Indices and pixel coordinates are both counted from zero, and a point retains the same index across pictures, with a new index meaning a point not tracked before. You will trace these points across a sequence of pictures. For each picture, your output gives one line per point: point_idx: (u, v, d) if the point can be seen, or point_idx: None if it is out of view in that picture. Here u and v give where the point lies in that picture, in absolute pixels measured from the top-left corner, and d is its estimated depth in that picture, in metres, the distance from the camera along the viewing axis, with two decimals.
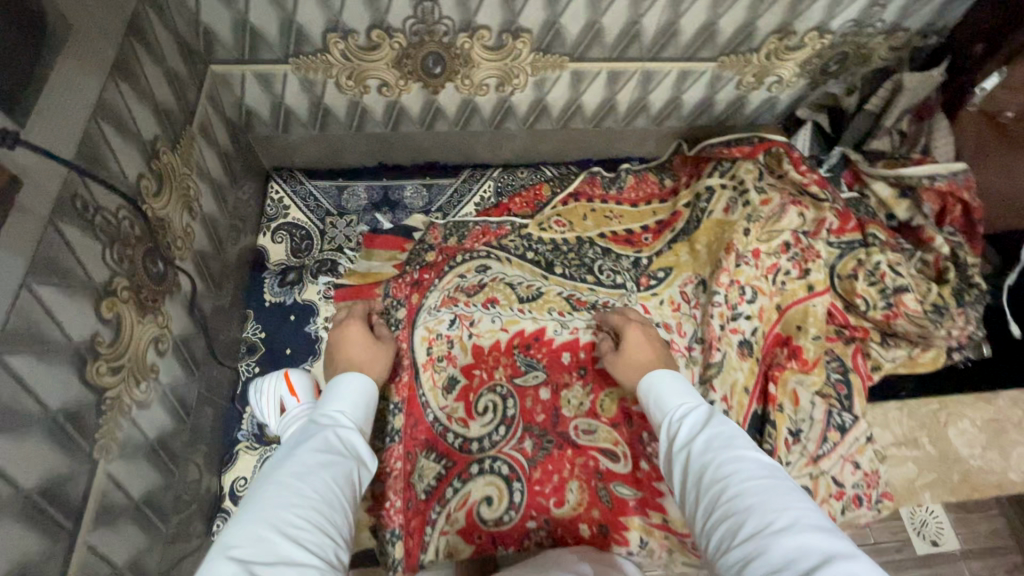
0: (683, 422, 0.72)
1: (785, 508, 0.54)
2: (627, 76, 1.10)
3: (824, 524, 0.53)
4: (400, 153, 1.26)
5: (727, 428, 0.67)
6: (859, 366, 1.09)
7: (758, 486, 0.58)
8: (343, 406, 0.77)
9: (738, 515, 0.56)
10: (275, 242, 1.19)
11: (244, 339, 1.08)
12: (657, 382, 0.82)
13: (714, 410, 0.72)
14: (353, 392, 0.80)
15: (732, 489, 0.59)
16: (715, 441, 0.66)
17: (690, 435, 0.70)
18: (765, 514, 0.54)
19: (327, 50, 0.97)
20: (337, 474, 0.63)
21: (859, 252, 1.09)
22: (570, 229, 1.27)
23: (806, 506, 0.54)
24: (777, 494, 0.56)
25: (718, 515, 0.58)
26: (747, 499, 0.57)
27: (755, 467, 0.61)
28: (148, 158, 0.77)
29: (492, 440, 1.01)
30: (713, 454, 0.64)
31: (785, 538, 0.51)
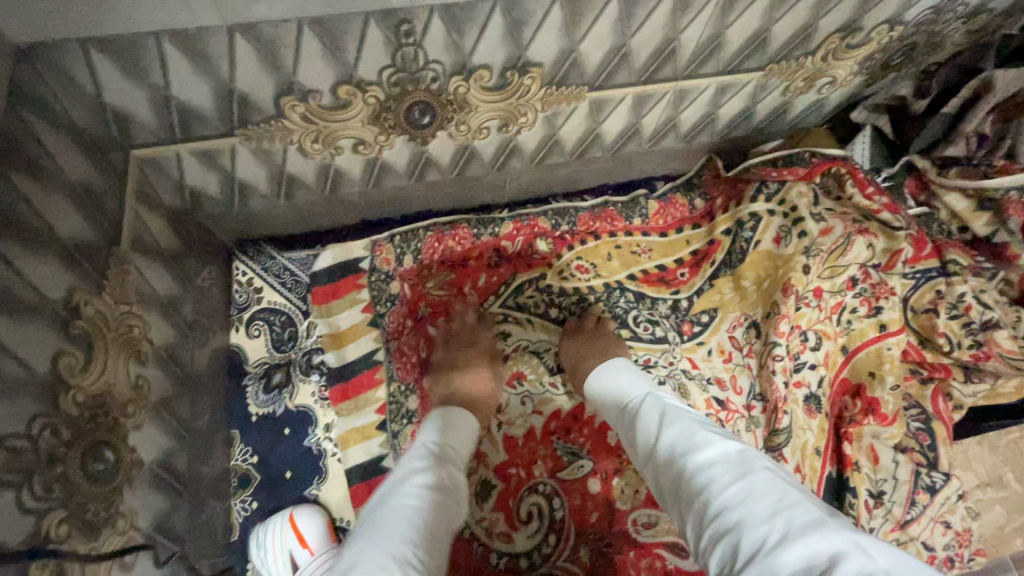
0: (641, 431, 0.70)
1: (773, 510, 0.51)
2: (657, 98, 0.90)
3: (818, 520, 0.49)
4: (387, 207, 1.06)
5: (689, 429, 0.65)
6: (941, 411, 0.96)
7: (736, 493, 0.54)
8: (450, 433, 0.75)
9: (729, 533, 0.52)
10: (252, 336, 0.99)
11: (233, 469, 0.90)
12: (607, 387, 0.81)
13: (671, 407, 0.70)
14: (459, 423, 0.77)
15: (713, 502, 0.56)
16: (681, 450, 0.63)
17: (654, 445, 0.67)
18: (756, 528, 0.50)
19: (283, 115, 0.75)
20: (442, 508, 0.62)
21: (938, 283, 0.93)
22: (595, 274, 1.07)
23: (793, 505, 0.51)
24: (760, 497, 0.53)
25: (711, 534, 0.54)
26: (732, 511, 0.53)
27: (727, 466, 0.58)
28: (65, 326, 0.56)
29: (543, 552, 0.88)
30: (683, 464, 0.62)
31: (784, 551, 0.47)
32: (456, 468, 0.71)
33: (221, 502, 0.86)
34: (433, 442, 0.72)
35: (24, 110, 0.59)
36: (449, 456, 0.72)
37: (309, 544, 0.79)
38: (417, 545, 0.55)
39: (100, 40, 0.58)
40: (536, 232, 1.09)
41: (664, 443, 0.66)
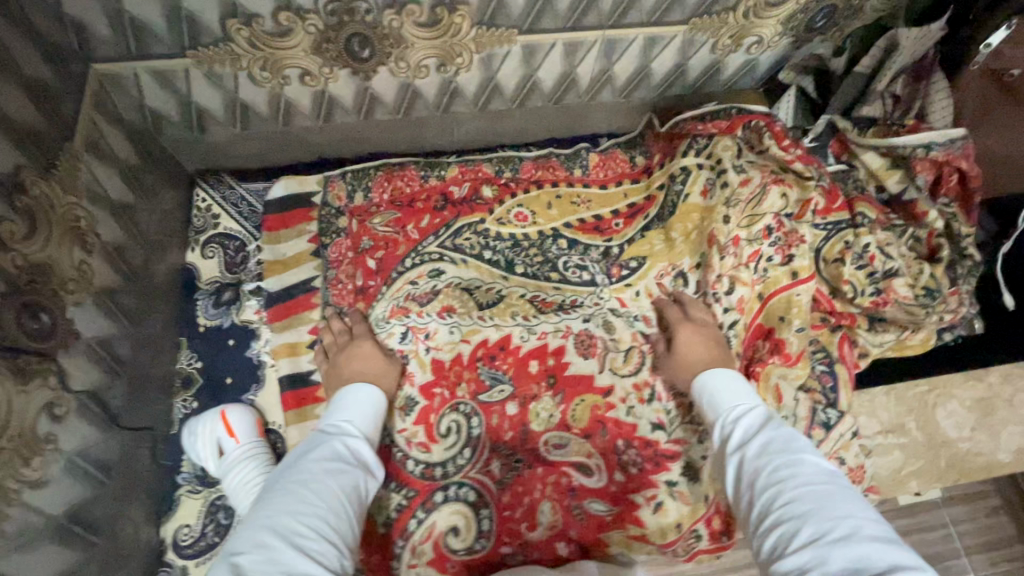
0: (751, 412, 0.75)
1: (848, 519, 0.55)
2: (587, 47, 0.97)
3: (883, 537, 0.53)
4: (342, 145, 1.13)
5: (785, 434, 0.69)
6: (846, 356, 1.02)
7: (809, 496, 0.59)
8: (349, 408, 0.80)
9: (793, 519, 0.57)
10: (207, 257, 1.06)
11: (178, 371, 0.97)
12: (719, 377, 0.84)
13: (771, 412, 0.75)
14: (360, 400, 0.82)
15: (784, 496, 0.60)
16: (778, 442, 0.67)
17: (752, 430, 0.72)
18: (821, 523, 0.55)
19: (230, 39, 0.82)
20: (342, 476, 0.67)
21: (846, 234, 0.99)
22: (533, 221, 1.14)
23: (863, 515, 0.56)
24: (832, 501, 0.57)
25: (773, 519, 0.59)
26: (807, 505, 0.58)
27: (813, 472, 0.62)
28: (9, 195, 0.64)
29: (457, 464, 0.95)
30: (768, 457, 0.66)
31: (846, 551, 0.52)
32: (352, 436, 0.75)
33: (163, 399, 0.93)
34: (332, 422, 0.77)
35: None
36: (346, 430, 0.77)
37: (236, 435, 0.86)
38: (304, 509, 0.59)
39: None
40: (481, 178, 1.16)
41: (757, 437, 0.70)
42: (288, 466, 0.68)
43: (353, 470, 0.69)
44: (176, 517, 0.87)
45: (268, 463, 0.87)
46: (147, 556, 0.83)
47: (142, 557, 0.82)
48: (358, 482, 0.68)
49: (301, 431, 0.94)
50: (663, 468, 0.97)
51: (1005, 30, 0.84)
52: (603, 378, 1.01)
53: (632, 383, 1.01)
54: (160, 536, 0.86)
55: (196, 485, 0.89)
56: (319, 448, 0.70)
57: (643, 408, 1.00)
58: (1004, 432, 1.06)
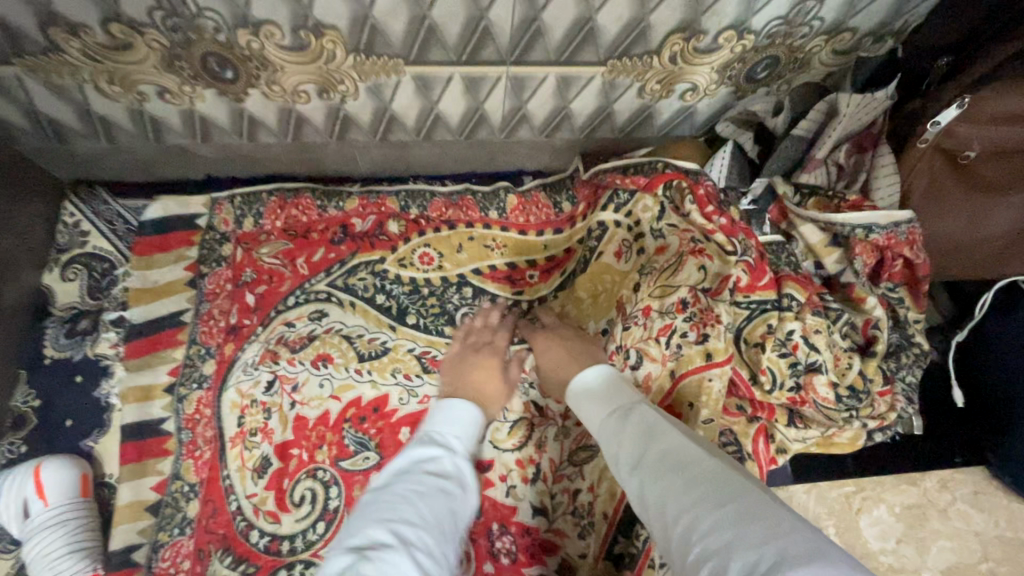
0: (626, 425, 0.68)
1: (770, 540, 0.46)
2: (491, 82, 0.85)
3: (818, 550, 0.44)
4: (232, 165, 1.03)
5: (678, 445, 0.60)
6: (759, 452, 0.89)
7: (726, 521, 0.49)
8: (459, 425, 0.76)
9: (716, 556, 0.47)
10: (66, 279, 0.97)
11: (11, 409, 0.88)
12: (586, 387, 0.78)
13: (657, 416, 0.67)
14: (465, 414, 0.78)
15: (699, 524, 0.51)
16: (667, 457, 0.59)
17: (634, 447, 0.64)
18: (747, 554, 0.46)
19: (58, 48, 0.72)
20: (453, 497, 0.64)
21: (770, 316, 0.85)
22: (438, 265, 1.04)
23: (787, 531, 0.46)
24: (751, 521, 0.48)
25: (698, 556, 0.49)
26: (723, 534, 0.49)
27: (714, 483, 0.54)
28: None
29: (307, 539, 0.85)
30: (663, 476, 0.58)
31: None
32: (459, 456, 0.71)
33: None
34: (438, 432, 0.73)
35: None
36: (452, 446, 0.73)
37: (46, 497, 0.78)
38: (413, 518, 0.58)
39: None
40: (386, 212, 1.06)
41: (644, 454, 0.62)
42: (394, 472, 0.65)
43: (460, 492, 0.66)
44: None
45: (78, 532, 0.80)
46: None
47: None
48: (458, 502, 0.65)
49: (135, 490, 0.85)
50: (538, 561, 0.85)
51: (955, 107, 0.73)
52: (483, 451, 0.92)
53: (515, 459, 0.92)
54: None
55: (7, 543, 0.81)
56: (425, 461, 0.67)
57: (525, 488, 0.90)
58: (934, 548, 0.94)
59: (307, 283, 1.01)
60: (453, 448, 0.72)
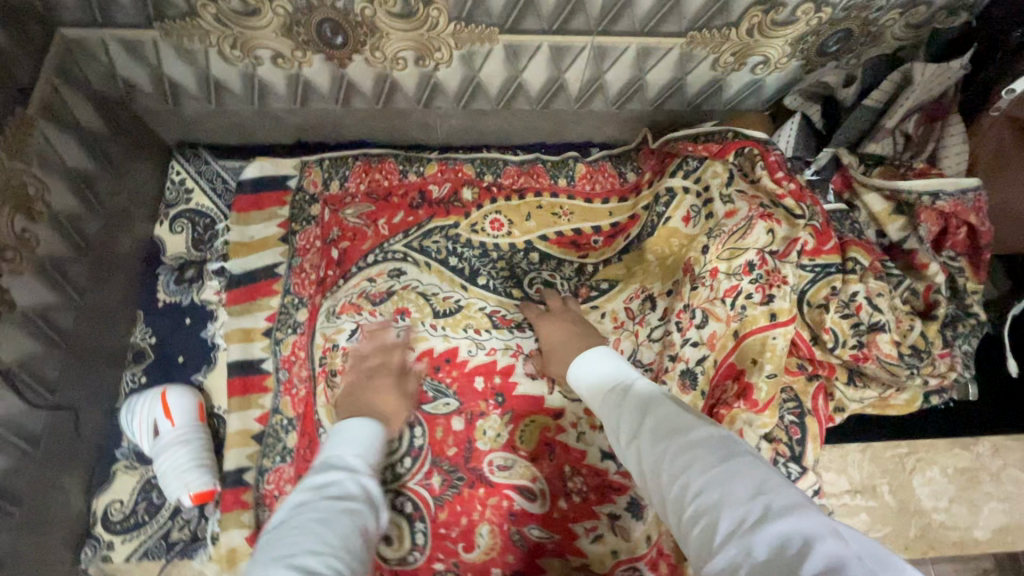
0: (626, 402, 0.73)
1: (754, 494, 0.52)
2: (575, 52, 0.91)
3: (795, 503, 0.50)
4: (321, 131, 1.10)
5: (672, 415, 0.66)
6: (819, 409, 0.95)
7: (714, 481, 0.55)
8: (350, 442, 0.74)
9: (704, 511, 0.54)
10: (174, 232, 1.05)
11: (132, 345, 0.97)
12: (588, 367, 0.83)
13: (649, 391, 0.73)
14: (364, 430, 0.76)
15: (691, 485, 0.57)
16: (661, 427, 0.65)
17: (632, 419, 0.70)
18: (735, 509, 0.52)
19: (196, 13, 0.80)
20: (355, 518, 0.61)
21: (834, 279, 0.91)
22: (508, 231, 1.11)
23: (772, 486, 0.52)
24: (739, 480, 0.54)
25: (691, 511, 0.55)
26: (713, 492, 0.55)
27: (705, 447, 0.60)
28: None
29: (396, 472, 0.92)
30: (657, 440, 0.65)
31: (766, 532, 0.48)
32: (361, 475, 0.69)
33: (111, 371, 0.93)
34: (338, 456, 0.71)
35: None
36: (355, 467, 0.70)
37: (172, 418, 0.87)
38: (312, 556, 0.54)
39: None
40: (462, 179, 1.12)
41: (641, 421, 0.68)
42: (292, 510, 0.61)
43: (363, 508, 0.63)
44: (109, 490, 0.88)
45: (199, 451, 0.87)
46: (75, 525, 0.84)
47: (69, 526, 0.83)
48: (366, 519, 0.62)
49: (242, 419, 0.95)
50: (608, 499, 0.91)
51: None
52: (553, 400, 0.98)
53: (583, 408, 0.97)
54: (92, 508, 0.87)
55: (132, 462, 0.90)
56: (319, 487, 0.64)
57: (594, 434, 0.96)
58: (985, 509, 0.98)
59: (389, 245, 1.08)
60: (349, 467, 0.70)
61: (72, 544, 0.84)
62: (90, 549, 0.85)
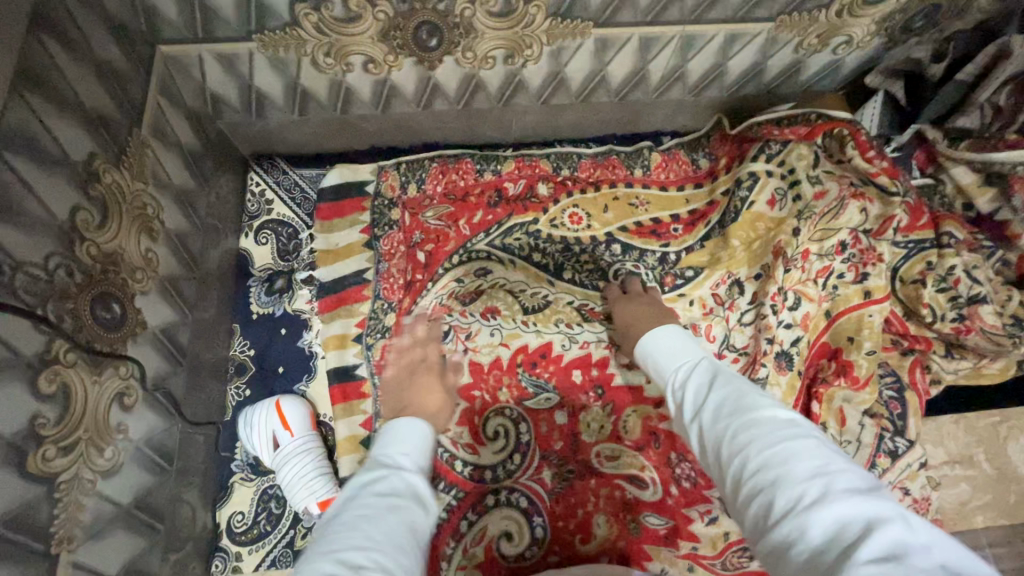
0: (703, 380, 0.66)
1: (815, 473, 0.47)
2: (663, 42, 0.91)
3: (903, 511, 0.43)
4: (395, 135, 1.10)
5: (742, 393, 0.59)
6: (917, 383, 0.96)
7: (775, 461, 0.49)
8: (404, 443, 0.67)
9: (771, 496, 0.47)
10: (259, 244, 1.06)
11: (232, 358, 0.98)
12: (653, 345, 0.78)
13: (719, 367, 0.66)
14: (415, 433, 0.69)
15: (752, 464, 0.51)
16: (734, 410, 0.57)
17: (706, 400, 0.62)
18: (794, 488, 0.46)
19: (297, 24, 0.79)
20: (406, 514, 0.55)
21: (930, 253, 0.93)
22: (588, 224, 1.10)
23: (836, 468, 0.47)
24: (801, 459, 0.48)
25: (748, 493, 0.50)
26: (772, 471, 0.49)
27: (771, 430, 0.53)
28: (84, 185, 0.63)
29: (508, 469, 0.95)
30: (726, 424, 0.57)
31: (820, 511, 0.43)
32: (408, 473, 0.61)
33: (217, 385, 0.94)
34: (383, 454, 0.64)
35: None
36: (399, 463, 0.63)
37: (291, 429, 0.88)
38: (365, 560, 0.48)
39: None
40: (538, 174, 1.12)
41: (708, 401, 0.61)
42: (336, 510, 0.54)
43: (415, 509, 0.56)
44: (230, 502, 0.90)
45: (318, 460, 0.88)
46: (203, 538, 0.86)
47: (198, 539, 0.85)
48: (418, 521, 0.56)
49: (349, 426, 0.95)
50: None
51: None
52: (651, 390, 0.99)
53: None
54: (216, 520, 0.88)
55: (248, 473, 0.91)
56: (369, 484, 0.58)
57: None
58: None
59: (472, 242, 1.07)
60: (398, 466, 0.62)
61: (202, 556, 0.85)
62: (219, 560, 0.87)
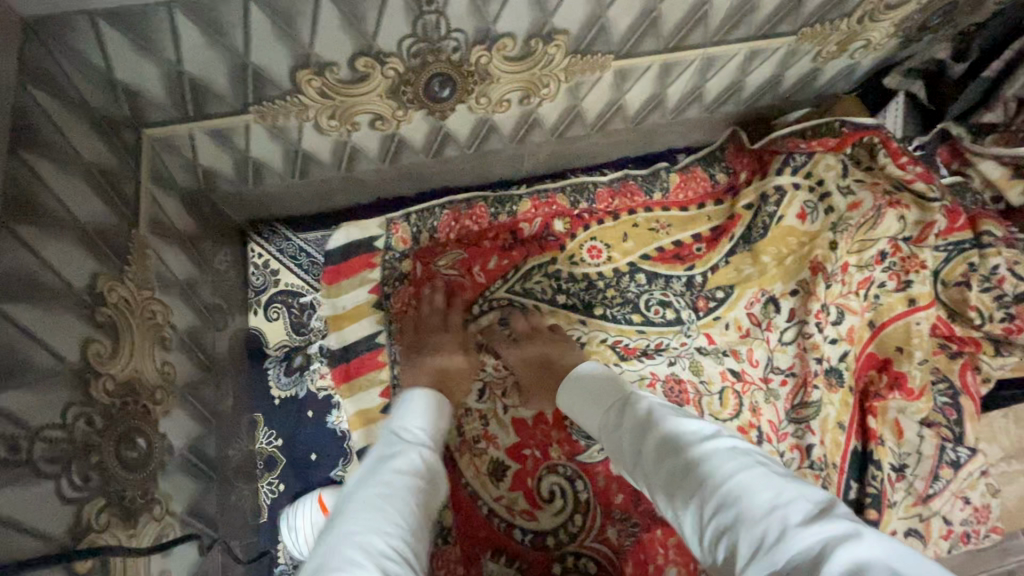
0: (635, 423, 0.70)
1: (766, 507, 0.52)
2: (683, 67, 0.87)
3: (852, 527, 0.47)
4: (403, 185, 1.03)
5: (678, 434, 0.65)
6: (969, 385, 0.93)
7: (727, 499, 0.55)
8: (417, 416, 0.76)
9: (729, 533, 0.53)
10: (271, 319, 0.98)
11: (259, 452, 0.91)
12: (593, 384, 0.79)
13: (652, 407, 0.70)
14: (426, 406, 0.78)
15: (707, 507, 0.56)
16: (676, 453, 0.62)
17: (646, 445, 0.66)
18: (754, 528, 0.51)
19: (299, 90, 0.72)
20: (415, 490, 0.63)
21: (970, 254, 0.92)
22: (607, 256, 1.04)
23: (783, 498, 0.52)
24: (752, 494, 0.54)
25: (711, 534, 0.55)
26: (727, 511, 0.54)
27: (716, 467, 0.58)
28: (90, 313, 0.55)
29: (570, 532, 0.88)
30: (673, 472, 0.61)
31: (783, 547, 0.48)
32: (425, 448, 0.71)
33: (248, 485, 0.86)
34: (404, 428, 0.73)
35: (37, 88, 0.55)
36: (419, 439, 0.72)
37: None
38: (380, 526, 0.57)
39: (110, 12, 0.56)
40: (554, 211, 1.06)
41: (649, 445, 0.66)
42: (362, 482, 0.64)
43: (425, 483, 0.66)
44: None
45: None
46: None
47: None
48: (428, 493, 0.65)
49: None
50: None
51: None
52: None
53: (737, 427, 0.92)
54: None
55: None
56: (390, 461, 0.67)
57: None
58: None
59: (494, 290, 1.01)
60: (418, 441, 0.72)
61: None
62: None
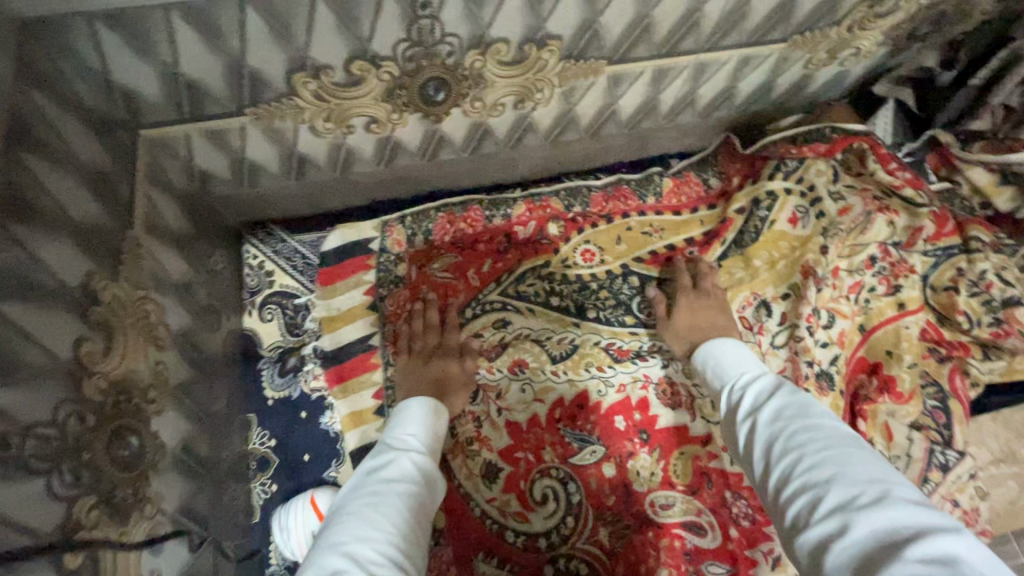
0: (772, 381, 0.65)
1: (874, 476, 0.48)
2: (676, 73, 0.88)
3: (957, 525, 0.43)
4: (398, 187, 1.04)
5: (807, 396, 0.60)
6: (958, 390, 0.93)
7: (838, 454, 0.51)
8: (411, 423, 0.75)
9: (824, 483, 0.49)
10: (265, 320, 0.98)
11: (252, 452, 0.91)
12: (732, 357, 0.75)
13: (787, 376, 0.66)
14: (422, 413, 0.77)
15: (808, 454, 0.52)
16: (799, 406, 0.57)
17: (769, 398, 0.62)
18: (854, 485, 0.47)
19: (294, 93, 0.72)
20: (407, 495, 0.62)
21: (957, 260, 0.94)
22: (600, 259, 1.05)
23: (894, 477, 0.48)
24: (864, 461, 0.50)
25: (800, 479, 0.51)
26: (831, 466, 0.50)
27: (831, 431, 0.54)
28: (82, 311, 0.55)
29: (562, 534, 0.89)
30: (784, 422, 0.57)
31: (877, 512, 0.44)
32: (418, 453, 0.70)
33: (240, 485, 0.86)
34: (396, 436, 0.73)
35: (34, 89, 0.55)
36: (410, 445, 0.72)
37: None
38: (368, 534, 0.56)
39: (107, 16, 0.56)
40: (548, 214, 1.07)
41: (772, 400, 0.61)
42: (351, 492, 0.64)
43: (418, 490, 0.65)
44: None
45: None
46: None
47: None
48: (422, 498, 0.64)
49: None
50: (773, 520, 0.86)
51: None
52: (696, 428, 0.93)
53: None
54: None
55: None
56: (379, 469, 0.66)
57: None
58: None
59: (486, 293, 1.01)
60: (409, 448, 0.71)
61: None
62: None
